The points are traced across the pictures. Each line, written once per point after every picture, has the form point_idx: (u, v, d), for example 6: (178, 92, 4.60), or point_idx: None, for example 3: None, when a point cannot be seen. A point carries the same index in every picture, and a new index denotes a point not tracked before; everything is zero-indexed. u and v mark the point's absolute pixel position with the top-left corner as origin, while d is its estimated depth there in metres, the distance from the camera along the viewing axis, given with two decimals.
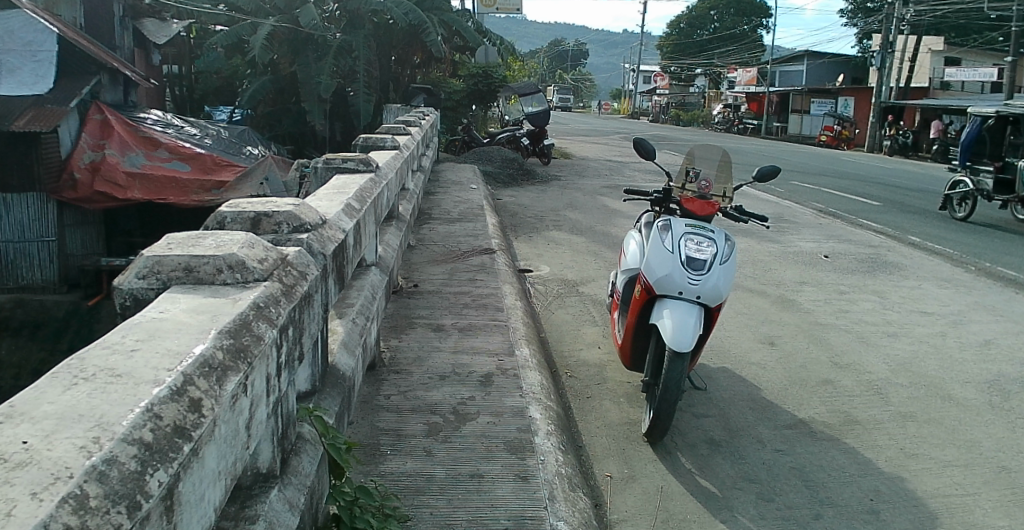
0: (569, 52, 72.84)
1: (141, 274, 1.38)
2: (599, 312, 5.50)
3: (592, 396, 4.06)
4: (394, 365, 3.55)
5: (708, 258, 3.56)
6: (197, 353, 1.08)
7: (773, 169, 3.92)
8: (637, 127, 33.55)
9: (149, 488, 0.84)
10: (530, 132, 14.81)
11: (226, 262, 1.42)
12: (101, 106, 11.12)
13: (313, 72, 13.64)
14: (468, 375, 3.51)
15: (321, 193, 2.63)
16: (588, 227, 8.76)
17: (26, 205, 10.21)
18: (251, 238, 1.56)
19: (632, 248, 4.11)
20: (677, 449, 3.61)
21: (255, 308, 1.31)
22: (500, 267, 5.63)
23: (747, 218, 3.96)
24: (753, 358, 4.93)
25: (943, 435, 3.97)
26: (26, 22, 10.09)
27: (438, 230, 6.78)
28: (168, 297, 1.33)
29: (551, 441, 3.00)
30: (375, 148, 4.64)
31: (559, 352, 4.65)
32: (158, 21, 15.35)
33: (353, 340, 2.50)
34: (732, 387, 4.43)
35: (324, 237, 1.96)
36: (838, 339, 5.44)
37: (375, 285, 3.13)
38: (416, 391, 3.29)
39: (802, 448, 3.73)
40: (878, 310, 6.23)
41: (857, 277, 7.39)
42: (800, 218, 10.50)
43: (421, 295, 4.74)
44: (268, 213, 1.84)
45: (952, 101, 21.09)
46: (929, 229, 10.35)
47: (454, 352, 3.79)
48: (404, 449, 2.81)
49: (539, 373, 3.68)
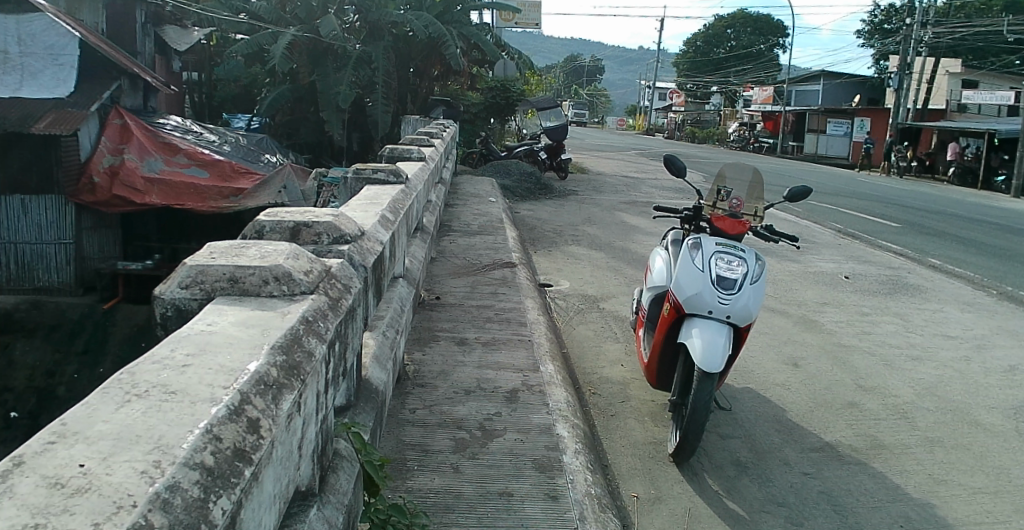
0: (584, 70, 73.12)
1: (183, 283, 1.36)
2: (620, 329, 5.44)
3: (616, 414, 3.99)
4: (418, 378, 3.51)
5: (739, 277, 3.50)
6: (252, 370, 1.04)
7: (804, 188, 3.79)
8: (654, 143, 33.57)
9: (213, 516, 0.80)
10: (548, 146, 14.87)
11: (272, 273, 1.40)
12: (120, 110, 11.27)
13: (331, 83, 13.82)
14: (494, 390, 3.46)
15: (355, 204, 2.59)
16: (608, 242, 8.74)
17: (44, 207, 10.37)
18: (295, 249, 1.54)
19: (659, 266, 4.06)
20: (703, 470, 3.54)
21: (305, 322, 1.27)
22: (522, 281, 5.60)
23: (778, 237, 3.80)
24: (777, 380, 4.84)
25: (973, 461, 3.89)
26: (48, 25, 10.33)
27: (459, 242, 6.75)
28: (214, 309, 1.30)
29: (578, 459, 2.94)
30: (401, 159, 4.61)
31: (582, 368, 4.59)
32: (179, 28, 15.57)
33: (385, 354, 2.47)
34: (758, 407, 4.35)
35: (364, 248, 1.92)
36: (863, 362, 5.34)
37: (403, 298, 3.11)
38: (441, 405, 3.25)
39: (829, 472, 3.65)
40: (901, 333, 6.16)
41: (877, 299, 7.31)
42: (819, 238, 10.44)
43: (444, 307, 4.71)
44: (308, 223, 1.83)
45: (970, 124, 21.06)
46: (948, 252, 10.26)
47: (479, 366, 3.75)
48: (432, 465, 2.76)
49: (564, 390, 3.63)
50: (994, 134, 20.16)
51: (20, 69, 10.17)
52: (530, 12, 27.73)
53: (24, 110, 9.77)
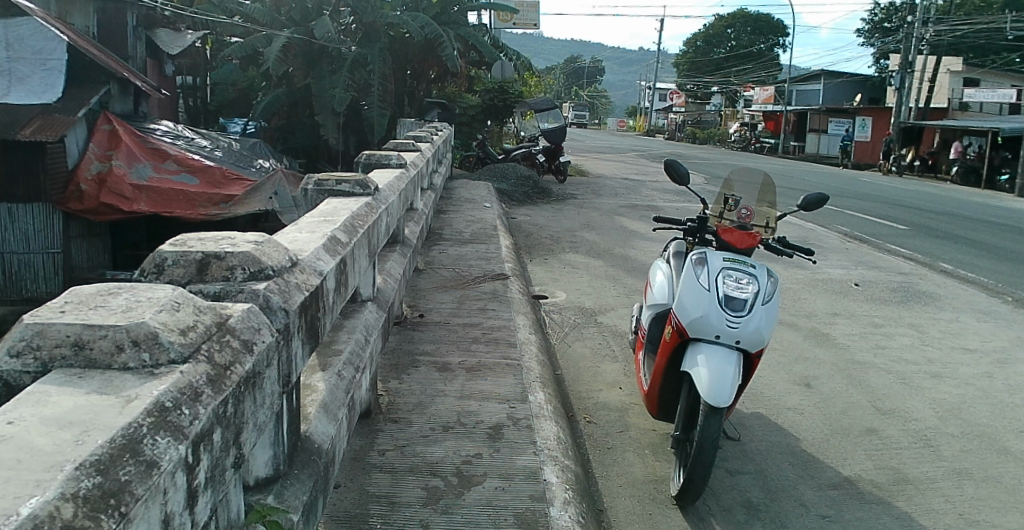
0: (584, 72, 72.80)
1: (14, 350, 1.00)
2: (619, 346, 5.07)
3: (613, 446, 3.62)
4: (391, 412, 3.15)
5: (749, 297, 3.13)
6: (24, 514, 0.69)
7: (820, 195, 3.40)
8: (656, 144, 33.20)
9: None
10: (546, 149, 14.49)
11: (131, 335, 1.02)
12: (109, 116, 10.88)
13: (326, 86, 13.48)
14: (476, 425, 3.10)
15: (303, 221, 2.21)
16: (607, 249, 8.36)
17: (30, 216, 9.96)
18: (180, 296, 1.17)
19: (660, 280, 3.72)
20: (710, 514, 3.16)
21: (153, 415, 0.91)
22: (513, 295, 5.23)
23: (792, 251, 3.41)
24: (789, 403, 4.47)
25: (1006, 497, 3.51)
26: (36, 29, 9.93)
27: (449, 252, 6.39)
28: (36, 391, 0.93)
29: (569, 511, 2.57)
30: (379, 166, 4.25)
31: (577, 393, 4.21)
32: (173, 31, 15.24)
33: (337, 401, 2.10)
34: (770, 436, 3.98)
35: (293, 284, 1.54)
36: (879, 381, 4.95)
37: (370, 326, 2.74)
38: (415, 445, 2.89)
39: (850, 513, 3.27)
40: (916, 346, 5.78)
41: (889, 308, 6.93)
42: (825, 241, 10.07)
43: (426, 327, 4.34)
44: (219, 254, 1.46)
45: (975, 123, 20.71)
46: (959, 255, 9.89)
47: (460, 397, 3.38)
48: (397, 523, 2.38)
49: (555, 424, 3.26)
50: (999, 132, 19.78)
51: (8, 75, 9.89)
52: (529, 13, 27.47)
53: (8, 116, 9.41)
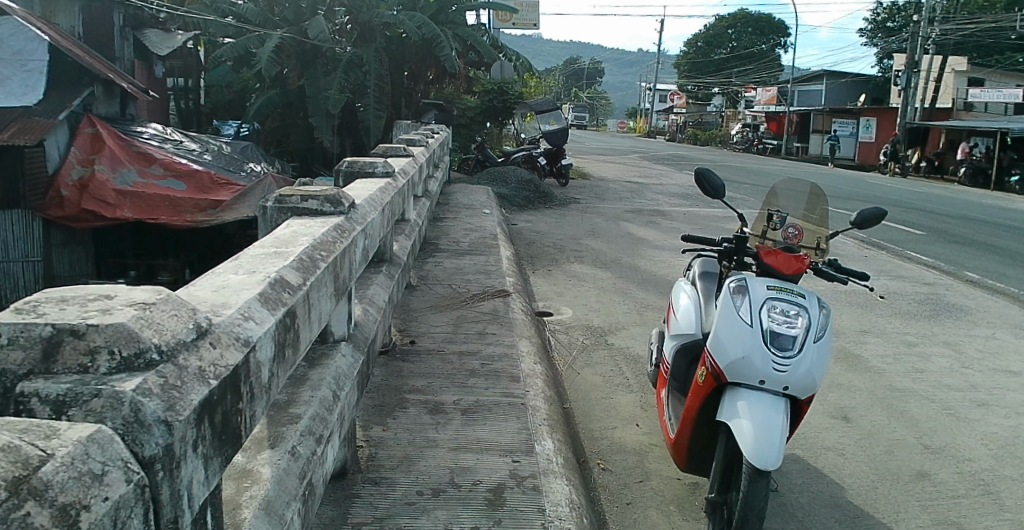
0: (584, 72, 72.27)
1: None
2: (634, 372, 4.57)
3: (633, 501, 3.11)
4: (372, 470, 2.64)
5: (798, 333, 2.63)
6: None
7: (877, 209, 2.90)
8: (658, 146, 32.72)
9: None
10: (547, 151, 14.03)
11: None
12: (92, 118, 10.34)
13: (320, 88, 12.99)
14: (472, 488, 2.60)
15: (246, 255, 1.71)
16: (614, 258, 7.86)
17: (9, 221, 9.40)
18: None
19: (684, 305, 3.23)
20: None
21: None
22: (515, 315, 4.72)
23: (845, 276, 2.91)
24: (827, 441, 3.96)
25: None
26: (15, 29, 9.50)
27: (445, 265, 5.89)
28: None
29: None
30: (362, 175, 3.74)
31: (588, 432, 3.70)
32: (162, 32, 14.78)
33: (286, 496, 1.58)
34: (810, 486, 3.47)
35: (196, 370, 1.05)
36: (924, 413, 4.43)
37: (341, 374, 2.24)
38: (398, 517, 2.38)
39: None
40: (956, 369, 5.28)
41: (919, 323, 6.43)
42: (841, 249, 9.57)
43: (417, 356, 3.84)
44: (80, 329, 0.96)
45: (984, 123, 20.21)
46: (983, 263, 9.38)
47: (455, 447, 2.87)
48: None
49: (567, 480, 2.76)
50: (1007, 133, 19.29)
51: None
52: (528, 13, 27.06)
53: None
